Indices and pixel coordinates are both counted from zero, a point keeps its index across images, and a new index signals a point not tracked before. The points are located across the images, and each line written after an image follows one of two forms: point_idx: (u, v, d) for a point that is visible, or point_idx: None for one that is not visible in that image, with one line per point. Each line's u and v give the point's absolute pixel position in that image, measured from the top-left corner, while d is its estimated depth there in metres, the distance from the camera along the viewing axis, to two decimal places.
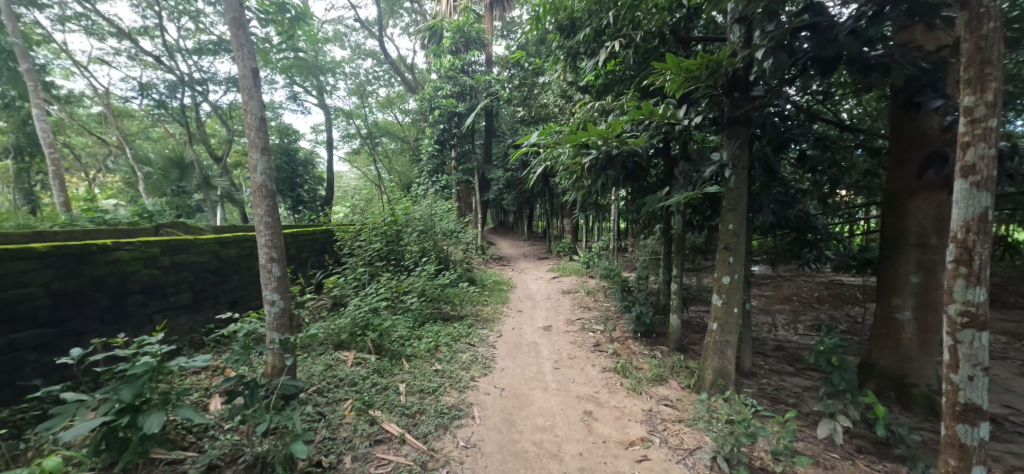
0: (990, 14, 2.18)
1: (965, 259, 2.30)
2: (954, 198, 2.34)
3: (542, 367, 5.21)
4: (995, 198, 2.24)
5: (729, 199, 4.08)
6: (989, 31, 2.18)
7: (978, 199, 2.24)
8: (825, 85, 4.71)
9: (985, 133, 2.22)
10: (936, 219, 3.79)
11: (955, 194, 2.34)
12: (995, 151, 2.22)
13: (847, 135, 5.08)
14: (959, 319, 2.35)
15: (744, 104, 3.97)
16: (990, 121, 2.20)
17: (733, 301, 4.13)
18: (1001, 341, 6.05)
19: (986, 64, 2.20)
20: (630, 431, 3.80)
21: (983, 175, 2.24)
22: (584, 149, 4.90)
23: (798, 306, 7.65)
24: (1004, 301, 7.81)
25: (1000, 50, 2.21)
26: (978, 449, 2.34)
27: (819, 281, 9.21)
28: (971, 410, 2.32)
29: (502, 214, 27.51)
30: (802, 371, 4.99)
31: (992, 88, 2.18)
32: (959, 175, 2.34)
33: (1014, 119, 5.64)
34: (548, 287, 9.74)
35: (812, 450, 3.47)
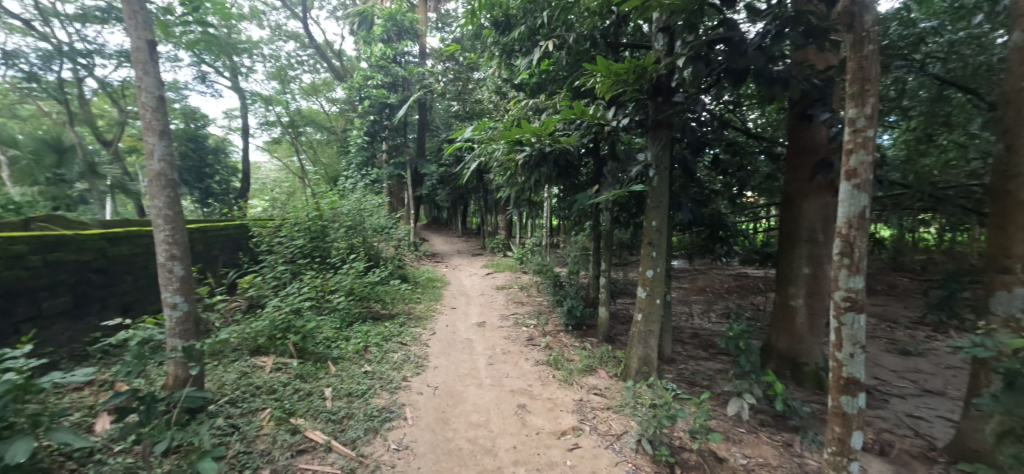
0: (870, 37, 2.50)
1: (848, 251, 2.65)
2: (840, 198, 2.69)
3: (477, 363, 5.21)
4: (871, 198, 2.60)
5: (653, 197, 4.35)
6: (868, 53, 2.51)
7: (858, 199, 2.58)
8: (735, 96, 5.17)
9: (864, 141, 2.58)
10: (823, 218, 4.33)
11: (841, 194, 2.69)
12: (871, 157, 2.58)
13: (752, 142, 5.64)
14: (843, 303, 2.70)
15: (666, 109, 4.25)
16: (869, 131, 2.55)
17: (656, 293, 4.41)
18: (873, 323, 7.06)
19: (866, 82, 2.53)
20: (562, 421, 3.92)
21: (862, 179, 2.60)
22: (517, 146, 4.96)
23: (711, 297, 8.37)
24: (874, 288, 9.11)
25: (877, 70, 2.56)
26: (856, 415, 2.69)
27: (729, 274, 10.13)
28: (852, 382, 2.67)
29: (435, 210, 27.13)
30: (715, 356, 5.45)
31: (871, 102, 2.53)
32: (843, 178, 2.69)
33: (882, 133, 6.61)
34: (482, 284, 9.75)
35: (723, 427, 3.81)
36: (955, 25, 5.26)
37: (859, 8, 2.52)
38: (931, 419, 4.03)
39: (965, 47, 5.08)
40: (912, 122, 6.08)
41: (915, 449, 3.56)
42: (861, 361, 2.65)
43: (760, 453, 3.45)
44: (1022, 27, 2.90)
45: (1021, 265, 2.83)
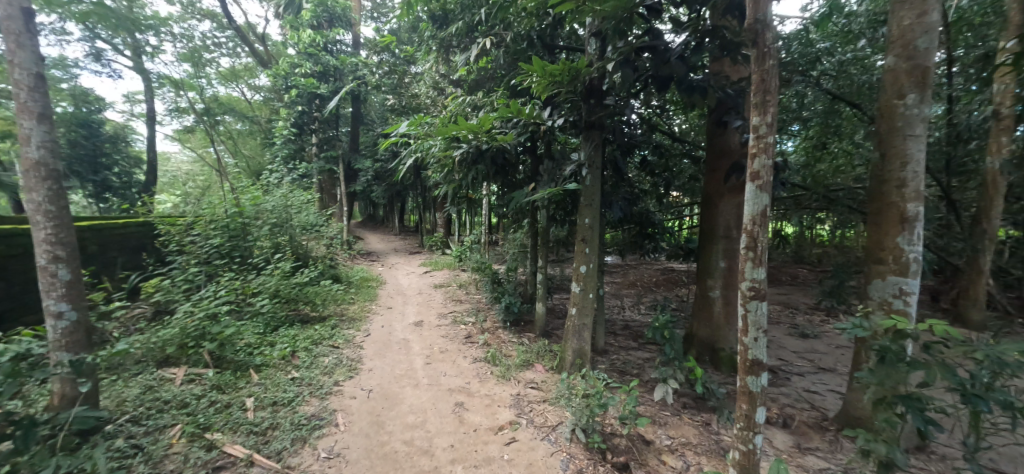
0: (771, 53, 2.75)
1: (752, 245, 2.90)
2: (746, 198, 2.93)
3: (413, 363, 5.12)
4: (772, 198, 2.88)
5: (586, 196, 4.52)
6: (770, 67, 2.76)
7: (761, 198, 2.85)
8: (662, 101, 5.50)
9: (765, 147, 2.84)
10: (737, 217, 4.73)
11: (746, 193, 2.94)
12: (771, 162, 2.85)
13: (677, 145, 6.03)
14: (748, 292, 2.93)
15: (598, 111, 4.43)
16: (769, 138, 2.82)
17: (589, 288, 4.60)
18: (778, 310, 7.85)
19: (767, 93, 2.78)
20: (499, 416, 3.97)
21: (763, 181, 2.86)
22: (454, 143, 4.94)
23: (641, 290, 8.85)
24: (780, 279, 10.12)
25: (775, 85, 2.83)
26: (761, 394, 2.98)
27: (657, 268, 10.76)
28: (756, 364, 2.90)
29: (370, 207, 26.21)
30: (644, 345, 5.78)
31: (771, 112, 2.79)
32: (749, 179, 2.94)
33: (786, 140, 7.36)
34: (419, 282, 9.58)
35: (650, 412, 4.06)
36: (844, 47, 5.96)
37: (761, 26, 2.76)
38: (824, 393, 4.56)
39: (851, 67, 5.82)
40: (810, 131, 6.83)
41: (811, 420, 4.02)
42: (764, 344, 2.89)
43: (682, 433, 3.72)
44: (893, 52, 3.36)
45: (892, 257, 3.29)
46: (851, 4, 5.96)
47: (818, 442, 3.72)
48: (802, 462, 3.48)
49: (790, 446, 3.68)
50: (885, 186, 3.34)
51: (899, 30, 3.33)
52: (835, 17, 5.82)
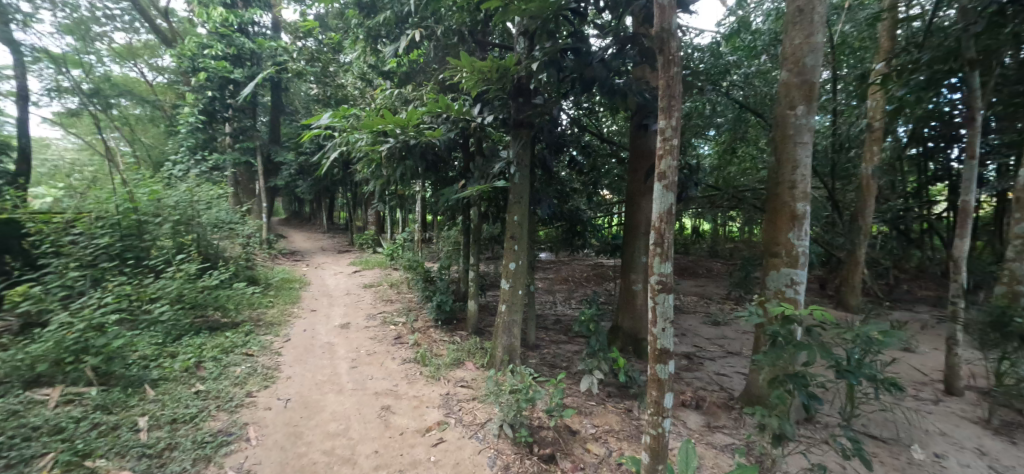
0: (675, 61, 2.75)
1: (659, 240, 2.85)
2: (653, 195, 2.88)
3: (337, 368, 4.89)
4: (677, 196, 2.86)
5: (515, 193, 4.57)
6: (674, 74, 2.76)
7: (668, 198, 2.79)
8: (590, 102, 5.68)
9: (671, 148, 2.82)
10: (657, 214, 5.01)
11: (653, 192, 2.88)
12: (677, 163, 2.83)
13: (603, 145, 6.26)
14: (656, 285, 2.88)
15: (527, 110, 4.49)
16: (674, 139, 2.81)
17: (518, 284, 4.65)
18: (694, 300, 8.45)
19: (672, 98, 2.79)
20: (427, 417, 3.91)
21: (669, 180, 2.82)
22: (381, 137, 4.75)
23: (572, 285, 9.11)
24: (696, 271, 10.91)
25: (679, 90, 2.84)
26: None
27: (587, 264, 11.15)
28: (664, 352, 2.82)
29: (296, 204, 24.68)
30: (573, 339, 5.97)
31: (676, 115, 2.78)
32: (656, 179, 2.90)
33: (702, 144, 7.94)
34: (348, 282, 9.16)
35: (577, 402, 4.20)
36: (749, 60, 6.53)
37: (666, 35, 2.77)
38: (731, 375, 5.00)
39: (756, 80, 6.51)
40: (721, 136, 7.42)
41: (720, 400, 4.38)
42: (671, 334, 2.84)
43: (606, 421, 3.89)
44: (787, 68, 3.73)
45: (785, 251, 3.66)
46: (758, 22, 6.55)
47: (725, 419, 4.08)
48: (711, 440, 3.78)
49: (701, 425, 4.00)
50: (779, 188, 3.71)
51: (791, 48, 3.70)
52: (742, 33, 6.36)
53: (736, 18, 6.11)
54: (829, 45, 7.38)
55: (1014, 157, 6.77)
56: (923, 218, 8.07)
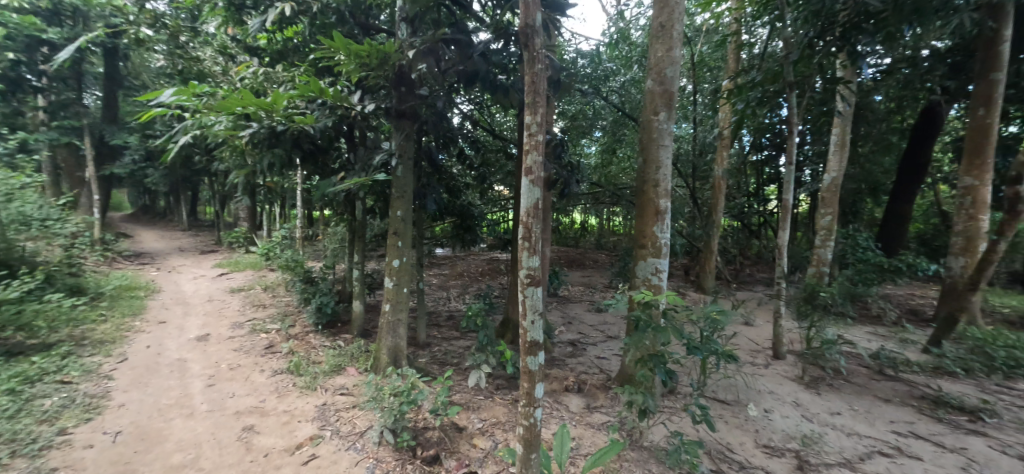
0: (538, 57, 2.82)
1: (527, 235, 2.91)
2: (521, 190, 2.93)
3: (189, 388, 4.25)
4: (543, 191, 2.93)
5: (397, 187, 4.36)
6: (538, 70, 2.83)
7: (534, 192, 2.85)
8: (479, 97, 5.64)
9: (535, 144, 2.90)
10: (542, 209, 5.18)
11: (521, 186, 2.93)
12: (541, 158, 2.93)
13: (495, 141, 6.30)
14: (526, 279, 2.94)
15: (410, 100, 4.28)
16: (538, 135, 2.89)
17: (403, 282, 4.47)
18: (580, 289, 8.98)
19: (537, 94, 2.85)
20: (298, 433, 3.57)
21: (536, 176, 2.90)
22: (243, 122, 4.20)
23: (466, 280, 9.09)
24: (583, 262, 11.62)
25: (543, 87, 2.90)
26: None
27: (483, 258, 11.23)
28: (533, 344, 2.92)
29: (146, 197, 21.02)
30: (466, 334, 5.95)
31: (540, 111, 2.85)
32: (524, 175, 2.96)
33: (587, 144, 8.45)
34: (211, 287, 8.04)
35: (465, 398, 4.20)
36: (626, 68, 7.09)
37: (530, 31, 2.82)
38: (610, 358, 5.40)
39: (631, 87, 7.09)
40: (604, 138, 7.97)
41: (599, 381, 4.72)
42: (541, 326, 2.94)
43: (493, 414, 3.93)
44: (651, 78, 4.09)
45: (651, 243, 4.04)
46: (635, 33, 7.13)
47: (602, 399, 4.40)
48: (590, 420, 4.04)
49: (581, 407, 4.26)
50: (646, 186, 4.06)
51: (655, 60, 4.06)
52: (621, 43, 6.88)
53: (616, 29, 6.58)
54: (691, 60, 8.33)
55: (821, 164, 8.33)
56: (760, 213, 9.56)
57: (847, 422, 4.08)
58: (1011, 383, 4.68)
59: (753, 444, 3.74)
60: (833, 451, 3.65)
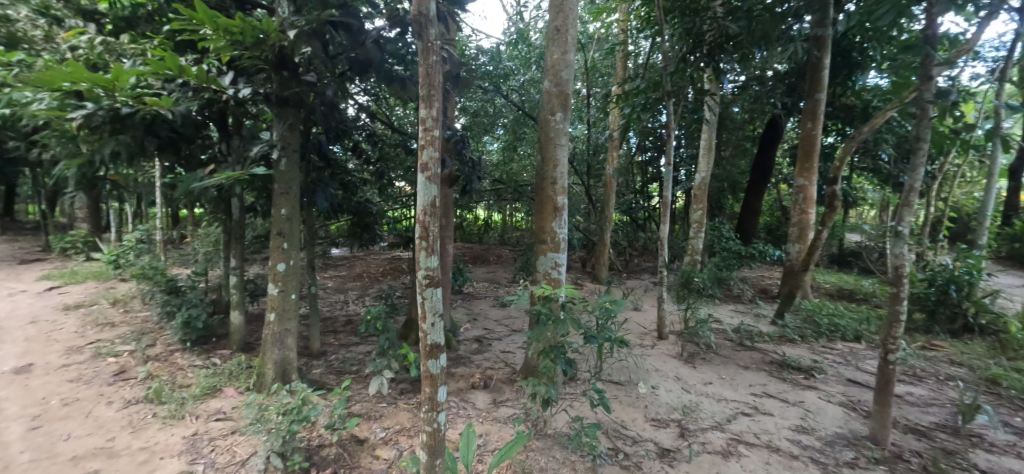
0: (433, 48, 2.74)
1: (424, 234, 2.82)
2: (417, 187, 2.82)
3: (1, 436, 3.40)
4: (440, 188, 2.86)
5: (281, 182, 3.91)
6: (433, 62, 2.75)
7: (432, 189, 2.76)
8: (375, 88, 5.32)
9: (431, 139, 2.83)
10: (444, 206, 5.05)
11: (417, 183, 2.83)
12: (438, 153, 2.86)
13: (393, 135, 5.99)
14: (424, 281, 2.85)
15: (293, 86, 3.87)
16: (434, 130, 2.82)
17: (290, 288, 4.05)
18: (484, 285, 9.01)
19: (432, 87, 2.78)
20: (160, 473, 3.04)
21: (432, 171, 2.82)
22: (73, 101, 3.42)
23: (366, 282, 8.60)
24: (487, 258, 11.68)
25: (438, 79, 2.84)
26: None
27: (383, 258, 10.72)
28: (434, 347, 2.84)
29: None
30: (365, 338, 5.61)
31: (436, 105, 2.79)
32: (420, 171, 2.87)
33: (489, 141, 8.48)
34: (37, 304, 6.55)
35: (366, 408, 3.95)
36: (525, 68, 7.26)
37: (425, 19, 2.71)
38: (515, 351, 5.50)
39: (530, 87, 7.25)
40: (505, 136, 8.07)
41: (505, 376, 4.77)
42: (441, 328, 2.88)
43: (396, 421, 3.75)
44: (548, 79, 4.19)
45: (551, 238, 4.17)
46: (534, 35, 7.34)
47: (508, 393, 4.46)
48: (497, 415, 4.07)
49: (488, 403, 4.28)
50: (544, 183, 4.18)
51: (551, 62, 4.17)
52: (521, 44, 7.02)
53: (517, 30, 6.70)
54: (585, 65, 8.81)
55: (694, 164, 9.38)
56: (646, 209, 10.48)
57: (717, 390, 4.64)
58: (833, 344, 5.73)
59: (643, 419, 4.07)
60: (707, 416, 4.13)
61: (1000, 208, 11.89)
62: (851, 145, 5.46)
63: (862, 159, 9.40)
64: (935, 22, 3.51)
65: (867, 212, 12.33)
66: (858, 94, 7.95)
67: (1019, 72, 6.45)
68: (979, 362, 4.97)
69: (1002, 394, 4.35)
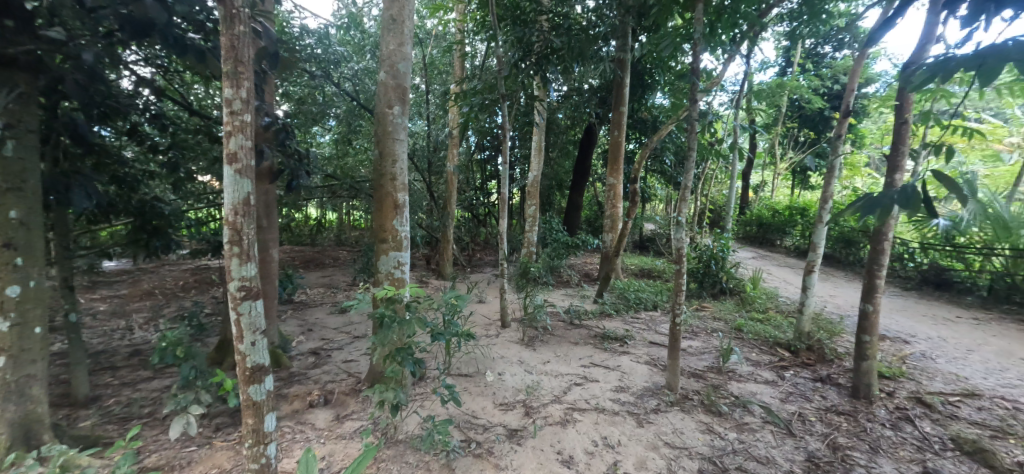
0: (239, 17, 2.39)
1: (236, 239, 2.51)
2: (224, 184, 2.48)
3: None
4: (254, 183, 2.58)
5: (5, 172, 2.81)
6: (240, 33, 2.41)
7: (244, 185, 2.49)
8: (163, 58, 4.29)
9: (241, 125, 2.51)
10: (265, 204, 4.37)
11: (224, 179, 2.49)
12: (250, 143, 2.55)
13: (191, 119, 4.92)
14: (239, 294, 2.56)
15: (22, 41, 2.83)
16: (245, 115, 2.51)
17: (32, 319, 2.96)
18: (319, 291, 8.13)
19: (239, 64, 2.44)
20: None
21: (243, 164, 2.52)
22: None
23: (160, 300, 6.93)
24: (321, 261, 10.59)
25: (248, 54, 2.51)
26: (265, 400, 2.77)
27: (183, 268, 8.81)
28: (257, 370, 2.65)
29: None
30: (161, 371, 4.51)
31: (244, 86, 2.48)
32: (225, 162, 2.51)
33: (317, 132, 7.67)
34: None
35: (165, 458, 3.18)
36: (357, 56, 6.77)
37: None
38: (358, 359, 5.10)
39: (364, 77, 6.79)
40: (338, 128, 7.42)
41: (348, 387, 4.40)
42: (264, 347, 2.69)
43: (212, 464, 3.11)
44: (384, 70, 3.95)
45: (392, 237, 3.98)
46: (367, 22, 6.89)
47: (352, 405, 4.11)
48: (341, 431, 3.72)
49: (329, 420, 3.88)
50: (383, 180, 3.95)
51: (387, 52, 3.93)
52: (352, 28, 6.49)
53: (348, 14, 6.16)
54: (422, 60, 8.68)
55: (527, 163, 10.12)
56: (485, 205, 10.88)
57: (554, 367, 5.09)
58: (639, 314, 6.86)
59: (491, 406, 4.23)
60: (548, 392, 4.51)
61: (737, 201, 15.87)
62: (645, 152, 6.52)
63: (653, 163, 11.45)
64: (699, 58, 4.39)
65: (657, 205, 15.09)
66: (649, 109, 9.66)
67: (745, 101, 8.66)
68: (731, 316, 6.57)
69: (744, 337, 5.81)
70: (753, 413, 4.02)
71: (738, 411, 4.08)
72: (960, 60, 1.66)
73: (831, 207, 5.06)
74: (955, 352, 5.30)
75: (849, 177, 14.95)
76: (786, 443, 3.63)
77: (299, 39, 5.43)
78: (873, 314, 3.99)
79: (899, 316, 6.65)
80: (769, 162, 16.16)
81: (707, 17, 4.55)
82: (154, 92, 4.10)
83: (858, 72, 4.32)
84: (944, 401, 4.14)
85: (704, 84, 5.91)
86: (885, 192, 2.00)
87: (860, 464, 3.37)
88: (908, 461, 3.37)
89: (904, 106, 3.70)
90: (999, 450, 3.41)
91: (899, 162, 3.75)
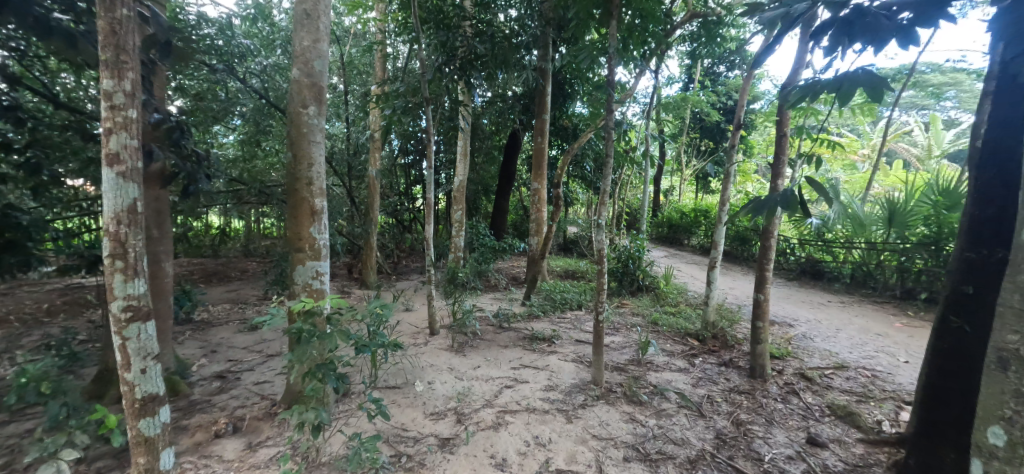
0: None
1: (120, 253, 2.19)
2: (103, 188, 2.15)
3: None
4: (141, 188, 2.28)
5: None
6: (122, 18, 2.13)
7: (128, 190, 2.18)
8: (20, 40, 3.65)
9: (126, 122, 2.20)
10: (156, 211, 3.83)
11: (103, 183, 2.16)
12: (135, 142, 2.25)
13: (59, 112, 4.22)
14: (123, 316, 2.24)
15: None
16: (130, 111, 2.21)
17: None
18: (225, 308, 7.34)
19: (121, 52, 2.15)
20: None
21: (126, 166, 2.20)
22: None
23: (16, 328, 5.77)
24: (226, 274, 9.59)
25: (132, 42, 2.22)
26: (161, 435, 2.44)
27: (49, 289, 7.49)
28: (149, 400, 2.35)
29: None
30: (18, 412, 3.76)
31: (130, 77, 2.19)
32: (104, 164, 2.17)
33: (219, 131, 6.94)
34: None
35: None
36: (265, 50, 6.29)
37: None
38: (272, 379, 4.68)
39: (274, 73, 6.33)
40: (245, 128, 6.83)
41: (261, 411, 4.02)
42: (157, 372, 2.38)
43: None
44: (297, 67, 3.68)
45: (308, 245, 3.72)
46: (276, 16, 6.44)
47: (267, 431, 3.76)
48: (254, 460, 3.38)
49: (240, 449, 3.51)
50: (298, 184, 3.67)
51: (300, 48, 3.67)
52: (260, 21, 6.05)
53: (253, 4, 5.71)
54: (340, 59, 8.27)
55: (452, 168, 10.06)
56: (410, 210, 10.59)
57: (485, 371, 5.10)
58: (565, 313, 7.12)
59: (422, 416, 4.11)
60: (480, 396, 4.50)
61: (650, 204, 17.08)
62: (568, 158, 6.76)
63: (574, 168, 11.99)
64: (614, 71, 4.66)
65: (578, 209, 15.79)
66: (569, 117, 10.12)
67: (654, 112, 9.42)
68: (648, 311, 7.08)
69: (660, 330, 6.27)
70: (669, 399, 4.36)
71: (657, 398, 4.39)
72: (824, 83, 1.92)
73: (728, 208, 5.65)
74: (828, 331, 6.19)
75: (741, 182, 16.81)
76: (698, 423, 3.98)
77: (196, 28, 4.93)
78: (764, 302, 4.53)
79: (784, 304, 7.59)
80: (676, 169, 17.66)
81: (620, 33, 4.88)
82: (6, 80, 3.45)
83: (748, 90, 4.88)
84: (821, 374, 4.81)
85: (618, 95, 6.34)
86: (771, 196, 2.26)
87: (758, 436, 3.79)
88: (796, 429, 3.87)
89: (784, 120, 4.25)
90: (863, 412, 4.04)
91: (780, 169, 4.30)
